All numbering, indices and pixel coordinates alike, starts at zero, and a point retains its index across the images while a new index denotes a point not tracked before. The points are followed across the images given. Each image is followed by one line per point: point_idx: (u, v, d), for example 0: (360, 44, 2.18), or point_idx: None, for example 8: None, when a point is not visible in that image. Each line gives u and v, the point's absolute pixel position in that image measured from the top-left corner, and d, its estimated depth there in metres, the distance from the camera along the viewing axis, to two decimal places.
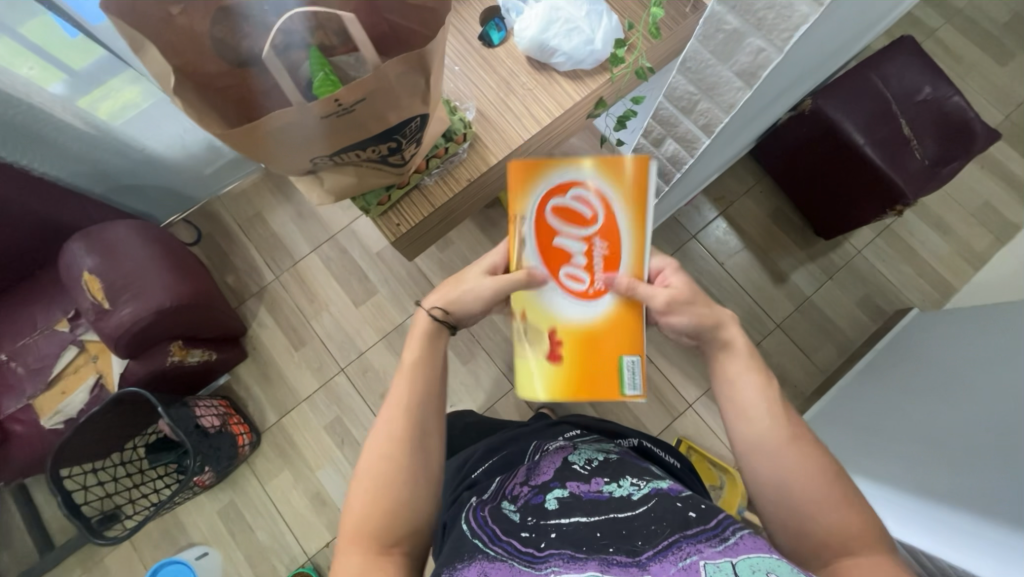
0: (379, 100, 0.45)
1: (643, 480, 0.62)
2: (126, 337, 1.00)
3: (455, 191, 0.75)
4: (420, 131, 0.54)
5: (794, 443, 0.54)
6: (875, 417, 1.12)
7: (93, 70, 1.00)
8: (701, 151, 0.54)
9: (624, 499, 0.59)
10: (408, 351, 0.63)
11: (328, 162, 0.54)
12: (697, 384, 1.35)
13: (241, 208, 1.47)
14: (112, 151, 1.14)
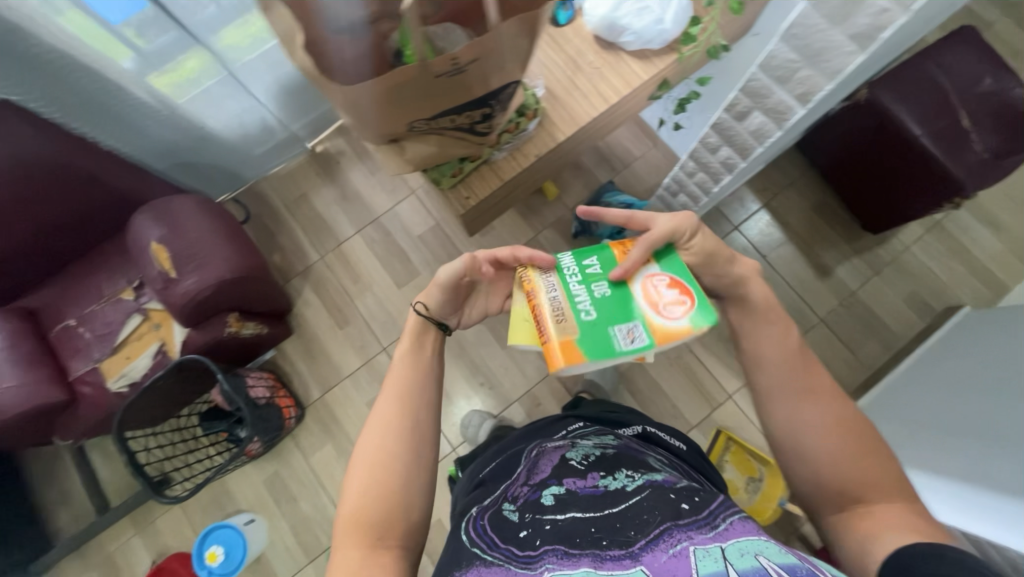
0: (488, 62, 0.46)
1: (637, 473, 0.63)
2: (190, 306, 1.04)
3: (523, 165, 0.77)
4: (510, 98, 0.55)
5: (821, 404, 0.61)
6: (932, 412, 1.10)
7: (162, 46, 1.03)
8: (792, 122, 0.54)
9: (619, 491, 0.59)
10: (406, 344, 0.69)
11: (422, 128, 0.56)
12: (738, 375, 1.34)
13: (288, 189, 1.51)
14: (174, 127, 1.17)
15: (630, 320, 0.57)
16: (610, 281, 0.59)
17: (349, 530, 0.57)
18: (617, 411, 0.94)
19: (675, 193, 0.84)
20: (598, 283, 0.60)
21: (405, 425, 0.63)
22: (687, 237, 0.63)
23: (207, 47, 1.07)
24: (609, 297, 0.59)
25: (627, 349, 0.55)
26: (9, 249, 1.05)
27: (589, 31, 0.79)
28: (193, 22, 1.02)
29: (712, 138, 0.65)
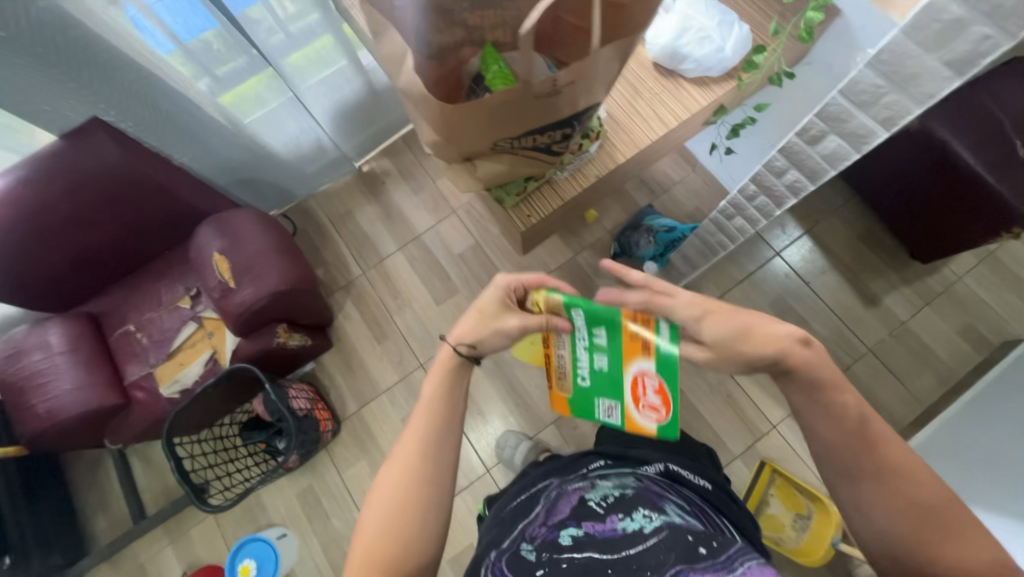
0: (582, 85, 0.48)
1: (655, 515, 0.67)
2: (245, 316, 1.08)
3: (583, 186, 0.78)
4: (589, 119, 0.57)
5: (890, 455, 0.55)
6: (1002, 451, 1.03)
7: (237, 68, 1.10)
8: (872, 146, 0.54)
9: (636, 532, 0.63)
10: (426, 386, 0.65)
11: (503, 147, 0.58)
12: (782, 405, 1.30)
13: (334, 206, 1.56)
14: (238, 145, 1.23)
15: (613, 400, 0.55)
16: (610, 359, 0.54)
17: (361, 565, 0.57)
18: (639, 447, 0.94)
19: (730, 215, 0.85)
20: (599, 355, 0.55)
21: (419, 467, 0.61)
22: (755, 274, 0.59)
23: (276, 68, 1.16)
24: (608, 372, 0.55)
25: (603, 420, 0.57)
26: (81, 257, 1.11)
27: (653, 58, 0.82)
28: (267, 43, 1.11)
29: (779, 162, 0.66)
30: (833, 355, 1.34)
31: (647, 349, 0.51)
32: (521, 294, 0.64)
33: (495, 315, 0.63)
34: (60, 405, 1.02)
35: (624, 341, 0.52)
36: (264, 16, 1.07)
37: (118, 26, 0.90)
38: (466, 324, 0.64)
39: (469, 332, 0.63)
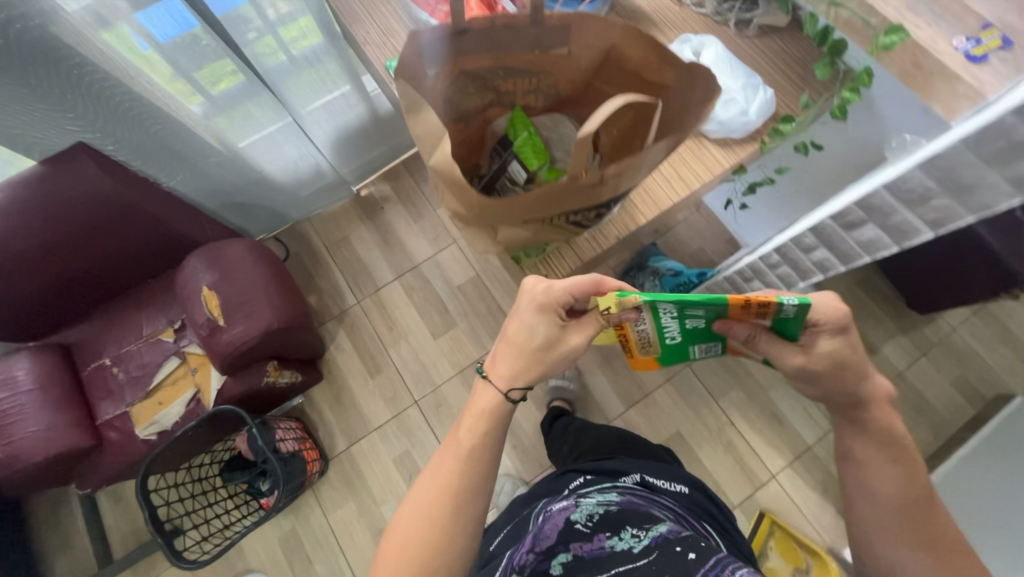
0: (625, 176, 0.46)
1: (643, 530, 0.65)
2: (234, 355, 1.02)
3: (602, 246, 0.76)
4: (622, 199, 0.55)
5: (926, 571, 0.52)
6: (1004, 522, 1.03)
7: (232, 92, 1.02)
8: (914, 244, 0.53)
9: (625, 551, 0.63)
10: (466, 436, 0.60)
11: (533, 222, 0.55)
12: (782, 454, 1.29)
13: (329, 231, 1.51)
14: (232, 170, 1.18)
15: (710, 342, 0.58)
16: (710, 321, 0.53)
17: None
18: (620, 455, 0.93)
19: (748, 278, 0.83)
20: (694, 320, 0.52)
21: (427, 545, 0.55)
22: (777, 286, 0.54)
23: (271, 89, 1.08)
24: (702, 327, 0.54)
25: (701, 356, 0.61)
26: (55, 285, 1.03)
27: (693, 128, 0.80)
28: (263, 63, 1.03)
29: (808, 240, 0.65)
30: None
31: (764, 314, 0.48)
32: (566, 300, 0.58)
33: (542, 351, 0.60)
34: (24, 449, 0.93)
35: (733, 310, 0.48)
36: (264, 35, 0.98)
37: (102, 48, 0.81)
38: (513, 361, 0.60)
39: (520, 372, 0.60)
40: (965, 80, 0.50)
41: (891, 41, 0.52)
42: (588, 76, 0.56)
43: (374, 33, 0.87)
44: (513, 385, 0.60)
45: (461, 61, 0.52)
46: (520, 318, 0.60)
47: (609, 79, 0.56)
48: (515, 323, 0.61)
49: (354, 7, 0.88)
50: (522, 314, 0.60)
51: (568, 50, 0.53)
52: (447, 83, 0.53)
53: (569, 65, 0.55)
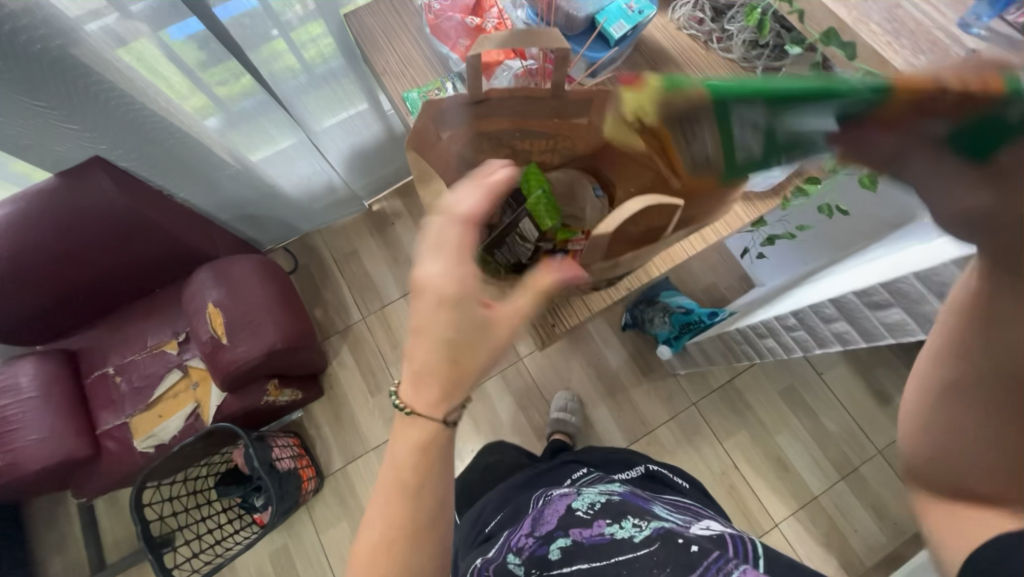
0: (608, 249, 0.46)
1: (644, 522, 0.72)
2: (235, 374, 1.02)
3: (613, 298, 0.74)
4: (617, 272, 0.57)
5: None
6: None
7: (246, 109, 1.00)
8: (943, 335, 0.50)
9: (626, 539, 0.69)
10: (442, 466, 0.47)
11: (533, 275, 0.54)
12: (786, 503, 1.25)
13: (339, 244, 1.50)
14: (245, 184, 1.17)
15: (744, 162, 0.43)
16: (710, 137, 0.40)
17: None
18: (621, 455, 1.04)
19: (762, 335, 0.81)
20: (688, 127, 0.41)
21: None
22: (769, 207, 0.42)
23: (285, 106, 1.07)
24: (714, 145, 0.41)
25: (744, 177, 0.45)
26: (66, 292, 1.03)
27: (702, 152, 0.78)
28: (279, 81, 1.02)
29: (828, 310, 0.63)
30: (841, 453, 1.28)
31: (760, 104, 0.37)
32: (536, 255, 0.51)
33: (472, 344, 0.46)
34: (22, 458, 0.93)
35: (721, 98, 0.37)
36: (283, 54, 0.97)
37: (120, 65, 0.81)
38: (436, 382, 0.47)
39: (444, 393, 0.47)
40: None
41: None
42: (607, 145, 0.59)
43: (394, 63, 0.87)
44: (450, 406, 0.47)
45: (483, 120, 0.55)
46: (431, 328, 0.46)
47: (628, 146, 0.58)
48: (428, 349, 0.46)
49: (375, 37, 0.89)
50: (428, 322, 0.46)
51: (588, 118, 0.55)
52: (464, 142, 0.56)
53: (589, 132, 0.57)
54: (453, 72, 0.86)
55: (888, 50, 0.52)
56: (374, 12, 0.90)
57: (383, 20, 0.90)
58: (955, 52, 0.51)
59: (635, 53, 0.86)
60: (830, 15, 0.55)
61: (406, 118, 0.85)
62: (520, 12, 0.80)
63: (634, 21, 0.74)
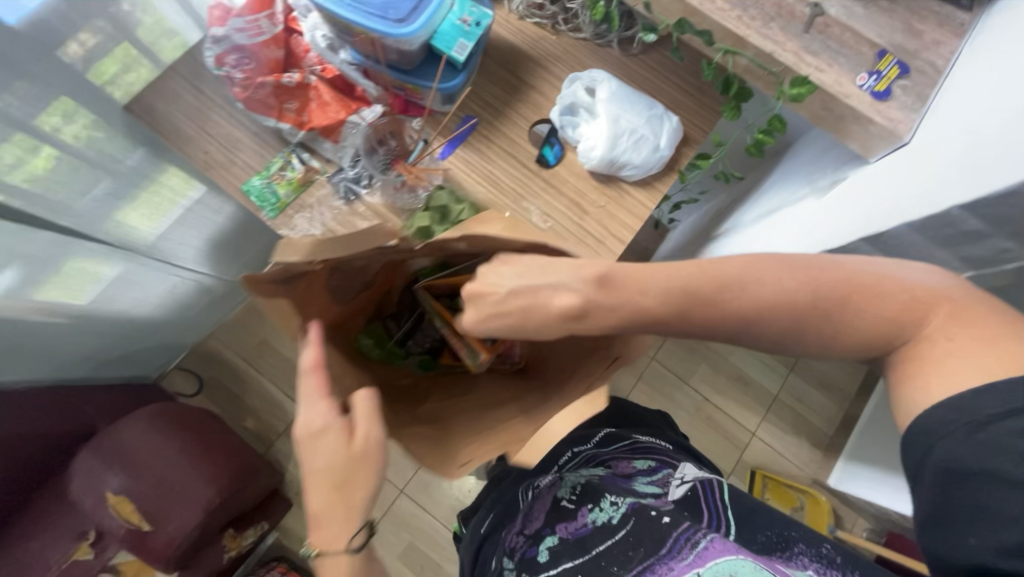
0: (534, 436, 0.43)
1: (621, 497, 0.66)
2: (178, 553, 0.87)
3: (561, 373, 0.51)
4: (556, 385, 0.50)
5: None
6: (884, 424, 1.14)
7: (39, 255, 0.73)
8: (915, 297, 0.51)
9: (606, 523, 0.63)
10: None
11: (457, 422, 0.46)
12: (755, 411, 1.35)
13: (242, 339, 1.31)
14: (94, 331, 0.94)
15: None
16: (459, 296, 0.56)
17: None
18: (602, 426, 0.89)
19: None
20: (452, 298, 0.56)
21: None
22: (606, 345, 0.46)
23: (104, 238, 0.82)
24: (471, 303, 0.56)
25: None
26: None
27: (561, 135, 0.74)
28: (81, 200, 0.77)
29: None
30: None
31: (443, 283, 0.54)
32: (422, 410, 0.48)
33: (352, 473, 0.41)
34: None
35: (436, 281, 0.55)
36: (83, 169, 0.75)
37: None
38: (337, 522, 0.41)
39: (342, 520, 0.41)
40: (877, 122, 0.48)
41: (799, 93, 0.49)
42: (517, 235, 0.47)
43: (217, 150, 0.72)
44: (352, 532, 0.41)
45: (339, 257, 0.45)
46: (310, 468, 0.41)
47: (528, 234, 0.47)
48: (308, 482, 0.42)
49: (180, 125, 0.72)
50: (304, 457, 0.42)
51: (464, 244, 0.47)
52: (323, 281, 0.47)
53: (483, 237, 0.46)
54: (292, 144, 0.71)
55: (742, 27, 0.50)
56: (164, 93, 0.72)
57: (180, 101, 0.72)
58: (800, 10, 0.50)
59: (486, 59, 0.77)
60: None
61: (257, 213, 0.70)
62: (344, 54, 0.67)
63: (474, 37, 0.65)
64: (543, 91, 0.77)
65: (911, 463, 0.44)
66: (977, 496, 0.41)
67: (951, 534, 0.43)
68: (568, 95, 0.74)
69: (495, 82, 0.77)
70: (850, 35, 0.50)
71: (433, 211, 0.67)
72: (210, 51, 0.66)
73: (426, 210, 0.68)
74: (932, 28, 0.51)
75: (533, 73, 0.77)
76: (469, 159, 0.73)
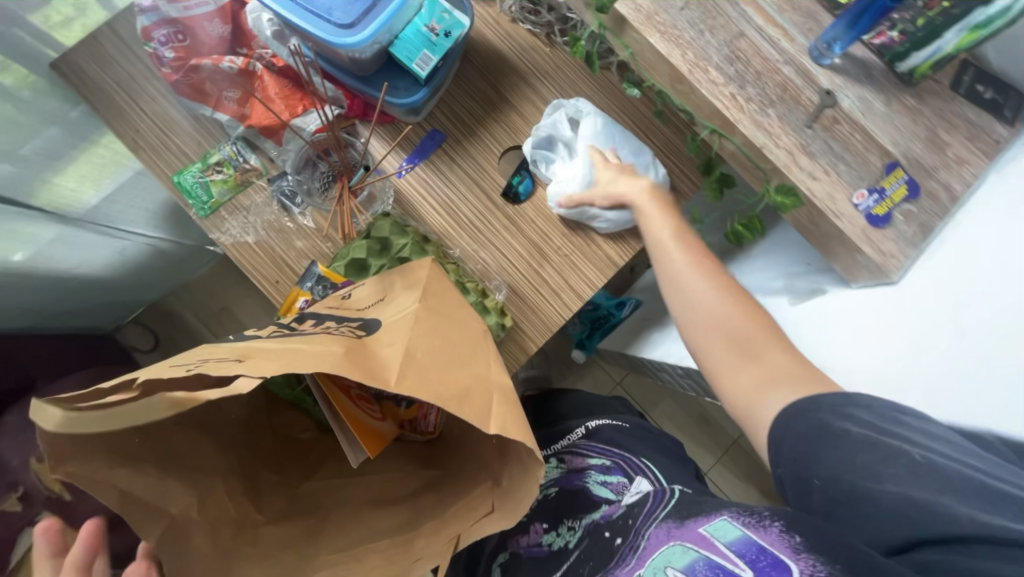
0: (399, 559, 0.38)
1: (578, 519, 0.59)
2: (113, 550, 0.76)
3: (470, 464, 0.43)
4: (453, 480, 0.43)
5: None
6: None
7: None
8: None
9: (564, 549, 0.58)
10: None
11: (331, 525, 0.41)
12: (711, 451, 1.32)
13: (201, 302, 1.24)
14: (31, 289, 0.81)
15: None
16: None
17: None
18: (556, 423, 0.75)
19: (681, 374, 0.75)
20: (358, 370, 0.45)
21: None
22: (508, 452, 0.37)
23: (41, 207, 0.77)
24: None
25: None
26: None
27: (532, 170, 0.66)
28: (19, 153, 0.72)
29: None
30: None
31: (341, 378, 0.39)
32: (288, 510, 0.41)
33: None
34: None
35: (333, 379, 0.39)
36: (16, 119, 0.70)
37: None
38: None
39: None
40: (864, 251, 0.43)
41: (783, 202, 0.44)
42: (440, 342, 0.37)
43: (149, 130, 0.64)
44: None
45: (165, 367, 0.31)
46: None
47: (453, 323, 0.39)
48: None
49: (109, 93, 0.64)
50: None
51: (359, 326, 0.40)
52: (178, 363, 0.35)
53: (378, 359, 0.34)
54: (232, 137, 0.64)
55: (733, 110, 0.43)
56: (96, 53, 0.64)
57: (112, 66, 0.64)
58: (807, 97, 0.44)
59: (464, 64, 0.67)
60: (663, 59, 0.45)
61: (187, 209, 0.64)
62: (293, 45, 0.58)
63: (441, 50, 0.57)
64: (524, 113, 0.68)
65: (783, 460, 0.43)
66: (828, 456, 0.40)
67: (804, 478, 0.42)
68: (549, 127, 0.66)
69: (471, 94, 0.67)
70: (860, 137, 0.43)
71: (373, 241, 0.59)
72: (138, 21, 0.59)
73: (367, 238, 0.60)
74: (959, 141, 0.43)
75: (515, 88, 0.68)
76: (426, 180, 0.65)
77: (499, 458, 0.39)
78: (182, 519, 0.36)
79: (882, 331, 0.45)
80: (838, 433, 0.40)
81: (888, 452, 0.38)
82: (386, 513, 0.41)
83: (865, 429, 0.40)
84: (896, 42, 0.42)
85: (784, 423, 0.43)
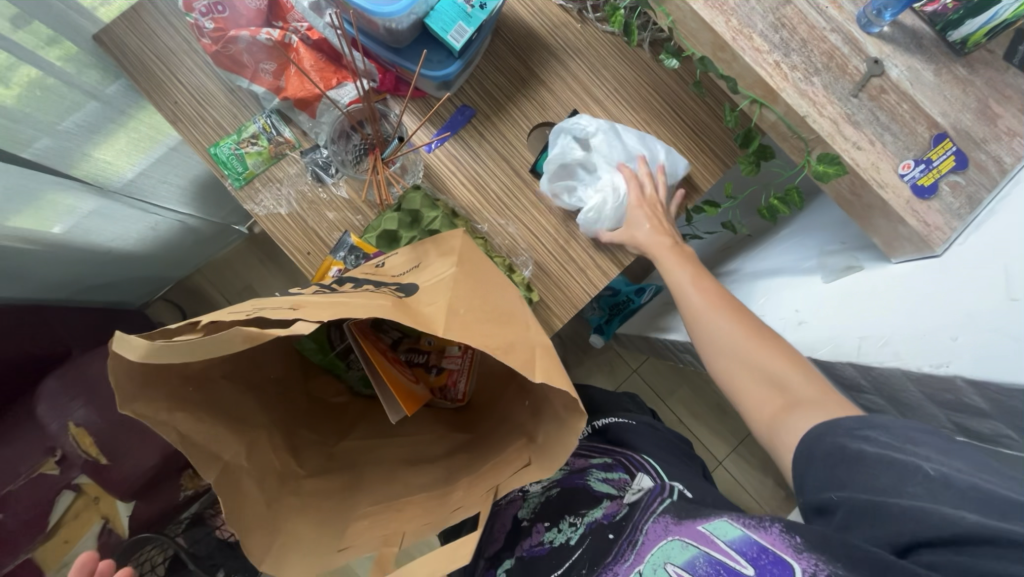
0: (434, 508, 0.40)
1: (580, 516, 0.59)
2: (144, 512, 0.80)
3: (501, 426, 0.44)
4: (487, 439, 0.45)
5: None
6: None
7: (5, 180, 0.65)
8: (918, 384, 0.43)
9: (564, 545, 0.57)
10: None
11: (372, 481, 0.42)
12: (729, 440, 1.30)
13: (227, 281, 1.26)
14: (66, 258, 0.83)
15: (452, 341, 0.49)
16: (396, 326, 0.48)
17: None
18: None
19: None
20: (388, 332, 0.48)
21: None
22: (543, 408, 0.38)
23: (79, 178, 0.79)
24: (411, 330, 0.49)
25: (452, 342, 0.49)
26: None
27: (554, 203, 0.65)
28: (62, 123, 0.74)
29: None
30: None
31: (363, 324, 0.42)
32: (327, 466, 0.42)
33: None
34: None
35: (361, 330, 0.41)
36: (58, 91, 0.72)
37: None
38: None
39: None
40: (908, 223, 0.42)
41: (826, 172, 0.43)
42: (480, 300, 0.37)
43: (187, 102, 0.65)
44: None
45: (222, 312, 0.33)
46: None
47: (491, 284, 0.40)
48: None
49: (148, 65, 0.65)
50: None
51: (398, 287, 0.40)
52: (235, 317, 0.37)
53: (421, 316, 0.35)
54: (267, 110, 0.65)
55: (776, 78, 0.43)
56: (136, 27, 0.65)
57: (150, 38, 0.65)
58: (854, 66, 0.43)
59: (495, 38, 0.67)
60: (706, 27, 0.44)
61: (223, 181, 0.65)
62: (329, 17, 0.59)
63: (476, 22, 0.57)
64: (553, 89, 0.68)
65: (811, 459, 0.44)
66: (851, 480, 0.42)
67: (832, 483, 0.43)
68: (560, 156, 0.63)
69: (500, 68, 0.67)
70: (907, 107, 0.42)
71: (404, 214, 0.60)
72: None
73: (397, 210, 0.60)
74: (1011, 112, 0.42)
75: (544, 63, 0.67)
76: (455, 155, 0.66)
77: (533, 418, 0.40)
78: (234, 465, 0.37)
79: (920, 306, 0.44)
80: (855, 455, 0.42)
81: (905, 469, 0.40)
82: (423, 472, 0.43)
83: (881, 449, 0.41)
84: (950, 9, 0.41)
85: (807, 451, 0.44)
